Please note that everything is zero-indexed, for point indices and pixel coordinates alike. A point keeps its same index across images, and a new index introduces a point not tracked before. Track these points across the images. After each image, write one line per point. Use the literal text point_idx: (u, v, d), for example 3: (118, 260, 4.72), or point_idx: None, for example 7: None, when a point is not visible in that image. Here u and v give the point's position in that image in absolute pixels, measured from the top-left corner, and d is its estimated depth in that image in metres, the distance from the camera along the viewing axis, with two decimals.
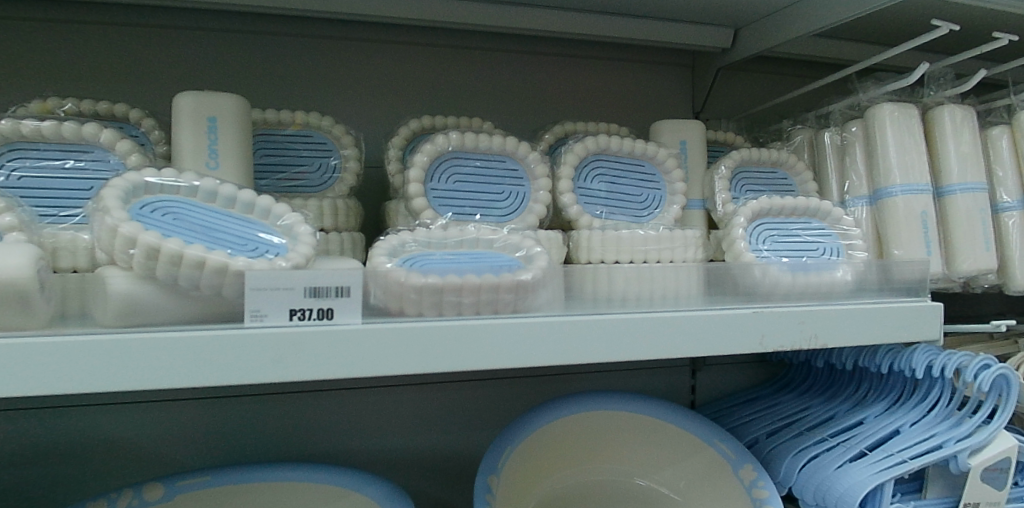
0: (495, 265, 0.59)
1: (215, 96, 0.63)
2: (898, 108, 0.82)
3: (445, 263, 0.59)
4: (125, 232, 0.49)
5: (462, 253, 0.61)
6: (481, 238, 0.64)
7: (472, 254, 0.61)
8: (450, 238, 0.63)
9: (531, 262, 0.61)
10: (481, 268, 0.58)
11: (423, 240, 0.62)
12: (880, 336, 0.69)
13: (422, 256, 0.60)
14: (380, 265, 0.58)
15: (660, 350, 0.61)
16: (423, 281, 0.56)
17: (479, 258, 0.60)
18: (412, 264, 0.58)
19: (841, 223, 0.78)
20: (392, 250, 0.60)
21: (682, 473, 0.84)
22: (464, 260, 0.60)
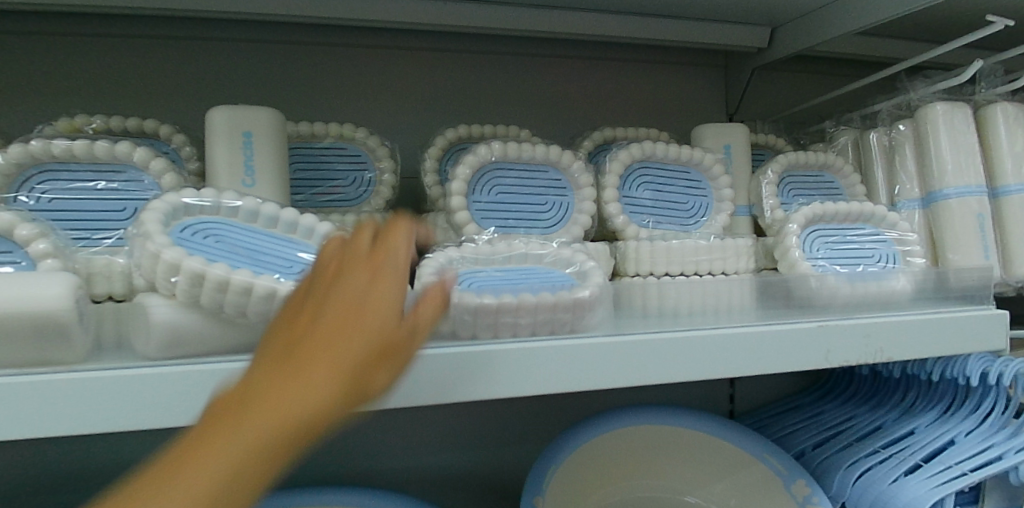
0: (549, 284, 0.56)
1: (250, 111, 0.61)
2: (951, 107, 0.79)
3: (497, 284, 0.56)
4: (168, 258, 0.46)
5: (513, 273, 0.58)
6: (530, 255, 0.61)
7: (524, 273, 0.58)
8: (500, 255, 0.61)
9: (586, 279, 0.58)
10: (535, 289, 0.55)
11: (472, 257, 0.60)
12: (946, 347, 0.66)
13: (473, 276, 0.57)
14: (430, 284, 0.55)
15: (722, 368, 0.58)
16: (477, 302, 0.53)
17: (532, 278, 0.58)
18: (464, 284, 0.55)
19: (897, 228, 0.75)
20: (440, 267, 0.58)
21: (733, 488, 0.79)
22: (517, 281, 0.57)
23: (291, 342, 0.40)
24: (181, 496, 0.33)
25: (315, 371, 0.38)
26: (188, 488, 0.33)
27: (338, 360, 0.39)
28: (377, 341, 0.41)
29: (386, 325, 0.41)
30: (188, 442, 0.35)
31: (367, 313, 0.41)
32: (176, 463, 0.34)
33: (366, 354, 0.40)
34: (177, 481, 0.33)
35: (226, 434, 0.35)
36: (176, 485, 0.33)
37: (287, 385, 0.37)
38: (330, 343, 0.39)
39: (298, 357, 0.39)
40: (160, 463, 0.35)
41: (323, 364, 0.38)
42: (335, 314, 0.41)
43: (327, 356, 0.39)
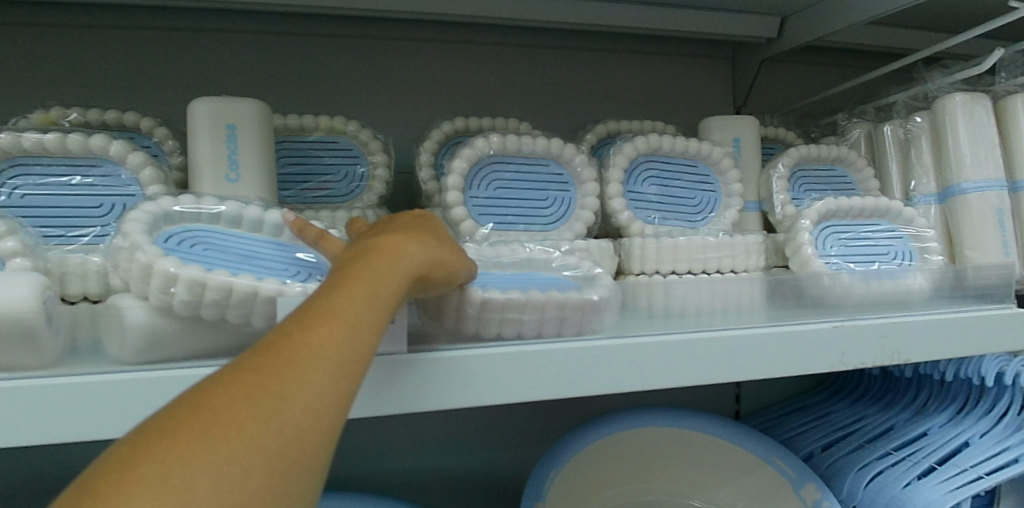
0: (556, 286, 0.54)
1: (233, 103, 0.58)
2: (972, 98, 0.75)
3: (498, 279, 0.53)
4: (141, 260, 0.43)
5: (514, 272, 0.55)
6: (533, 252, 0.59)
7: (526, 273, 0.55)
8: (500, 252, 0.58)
9: (592, 282, 0.56)
10: (541, 290, 0.53)
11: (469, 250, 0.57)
12: (966, 348, 0.63)
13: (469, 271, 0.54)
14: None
15: (733, 372, 0.55)
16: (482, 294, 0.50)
17: (537, 279, 0.55)
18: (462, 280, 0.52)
19: (914, 224, 0.72)
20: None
21: (740, 492, 0.75)
22: (518, 279, 0.54)
23: (372, 240, 0.41)
24: (308, 367, 0.32)
25: (405, 259, 0.40)
26: (315, 356, 0.32)
27: (422, 256, 0.41)
28: (444, 251, 0.44)
29: (447, 243, 0.45)
30: (292, 319, 0.34)
31: (431, 230, 0.45)
32: (290, 338, 0.33)
33: (439, 255, 0.43)
34: (301, 352, 0.32)
35: (336, 299, 0.35)
36: (301, 353, 0.32)
37: (383, 266, 0.38)
38: (412, 240, 0.42)
39: (385, 247, 0.40)
40: (266, 342, 0.33)
41: (412, 255, 0.40)
42: (404, 226, 0.44)
43: (412, 248, 0.41)
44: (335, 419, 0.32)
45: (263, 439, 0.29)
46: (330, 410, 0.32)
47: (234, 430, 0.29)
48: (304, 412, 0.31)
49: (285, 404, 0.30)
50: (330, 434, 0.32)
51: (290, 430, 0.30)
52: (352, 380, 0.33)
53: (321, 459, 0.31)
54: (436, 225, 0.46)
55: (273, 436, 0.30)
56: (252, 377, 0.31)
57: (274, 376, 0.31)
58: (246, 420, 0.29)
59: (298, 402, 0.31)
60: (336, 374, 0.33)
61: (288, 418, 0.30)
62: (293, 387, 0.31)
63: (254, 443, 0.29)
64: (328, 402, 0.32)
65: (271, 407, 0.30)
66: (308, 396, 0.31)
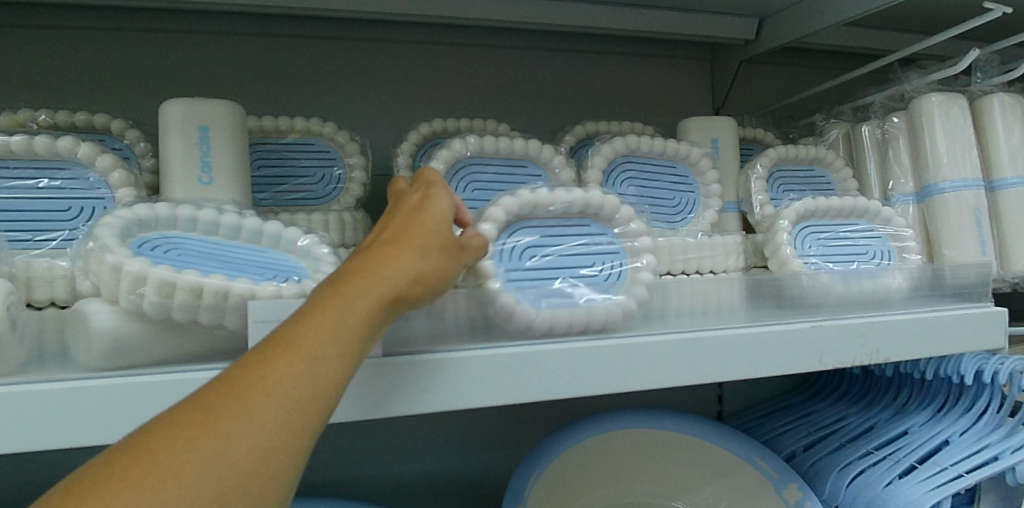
0: (600, 276, 0.59)
1: (207, 104, 0.57)
2: (947, 98, 0.76)
3: (552, 264, 0.58)
4: (110, 261, 0.42)
5: (569, 239, 0.60)
6: (593, 201, 0.60)
7: (580, 239, 0.60)
8: (561, 203, 0.59)
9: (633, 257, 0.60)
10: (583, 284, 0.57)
11: (532, 199, 0.58)
12: (944, 346, 0.63)
13: (527, 243, 0.58)
14: (492, 218, 0.56)
15: (712, 372, 0.54)
16: (514, 306, 0.52)
17: (591, 251, 0.60)
18: (521, 257, 0.57)
19: (892, 223, 0.72)
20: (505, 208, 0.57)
21: (723, 493, 0.75)
22: (573, 253, 0.59)
23: (352, 260, 0.40)
24: (260, 406, 0.31)
25: (383, 280, 0.39)
26: (269, 394, 0.32)
27: (402, 275, 0.40)
28: (436, 260, 0.42)
29: (442, 249, 0.43)
30: (256, 350, 0.34)
31: (427, 235, 0.43)
32: (247, 373, 0.32)
33: (428, 268, 0.41)
34: (254, 389, 0.32)
35: (300, 331, 0.34)
36: (255, 390, 0.32)
37: (358, 290, 0.37)
38: (392, 257, 0.40)
39: (364, 267, 0.39)
40: (225, 377, 0.32)
41: (388, 277, 0.39)
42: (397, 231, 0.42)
43: (390, 268, 0.39)
44: (287, 460, 0.32)
45: (203, 486, 0.29)
46: (281, 452, 0.31)
47: (171, 474, 0.28)
48: (250, 454, 0.30)
49: (230, 447, 0.30)
50: (280, 476, 0.31)
51: (233, 473, 0.30)
52: (311, 418, 0.33)
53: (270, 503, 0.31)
54: (439, 222, 0.45)
55: (214, 482, 0.29)
56: (201, 415, 0.30)
57: (221, 417, 0.30)
58: (187, 465, 0.29)
59: (245, 444, 0.30)
60: (291, 413, 0.32)
61: (232, 462, 0.30)
62: (240, 428, 0.30)
63: (192, 491, 0.28)
64: (278, 443, 0.31)
65: (214, 450, 0.30)
66: (255, 437, 0.31)
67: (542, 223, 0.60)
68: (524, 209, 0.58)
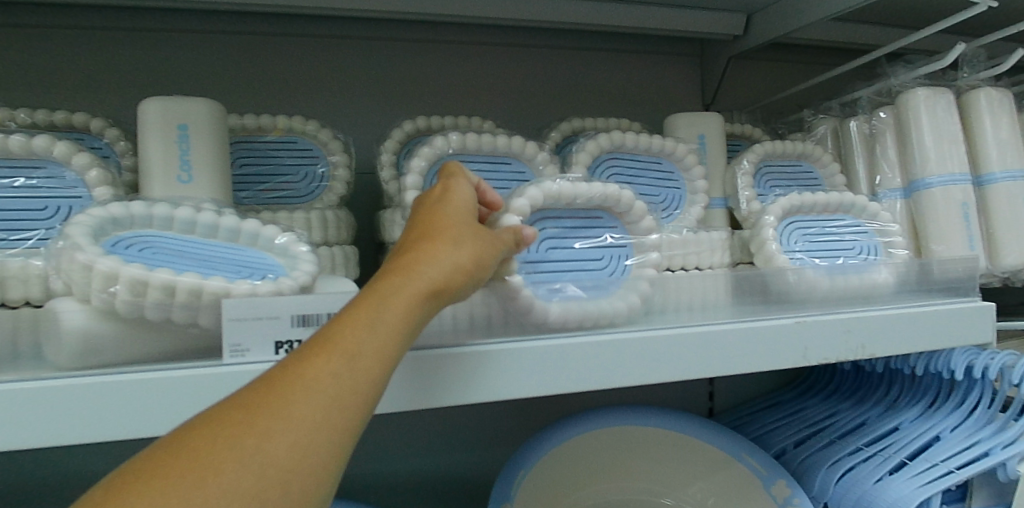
0: (610, 268, 0.60)
1: (186, 102, 0.57)
2: (933, 92, 0.76)
3: (564, 257, 0.59)
4: (81, 260, 0.42)
5: (583, 232, 0.60)
6: (614, 197, 0.60)
7: (593, 232, 0.60)
8: (583, 197, 0.58)
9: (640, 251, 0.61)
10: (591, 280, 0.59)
11: (555, 192, 0.57)
12: (931, 340, 0.63)
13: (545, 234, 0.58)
14: (518, 210, 0.54)
15: (695, 369, 0.54)
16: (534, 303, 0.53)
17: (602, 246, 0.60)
18: (537, 248, 0.58)
19: (878, 218, 0.72)
20: (530, 201, 0.56)
21: (711, 489, 0.74)
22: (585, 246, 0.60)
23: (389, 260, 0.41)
24: (298, 403, 0.32)
25: (419, 274, 0.39)
26: (306, 393, 0.33)
27: (438, 269, 0.40)
28: (470, 248, 0.43)
29: (475, 237, 0.44)
30: (298, 350, 0.35)
31: (459, 227, 0.43)
32: (287, 372, 0.33)
33: (464, 258, 0.42)
34: (293, 386, 0.33)
35: (338, 329, 0.35)
36: (293, 388, 0.33)
37: (394, 285, 0.38)
38: (426, 253, 0.41)
39: (399, 264, 0.40)
40: (266, 377, 0.34)
41: (424, 273, 0.40)
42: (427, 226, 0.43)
43: (424, 264, 0.40)
44: (329, 456, 0.32)
45: (243, 482, 0.30)
46: (320, 447, 0.32)
47: (212, 471, 0.29)
48: (288, 450, 0.31)
49: (269, 444, 0.31)
50: (319, 471, 0.32)
51: (272, 469, 0.31)
52: (351, 413, 0.34)
53: (308, 499, 0.31)
54: (464, 213, 0.45)
55: (254, 478, 0.30)
56: (241, 414, 0.31)
57: (260, 414, 0.32)
58: (225, 464, 0.30)
59: (284, 440, 0.31)
60: (330, 409, 0.33)
61: (271, 458, 0.31)
62: (277, 426, 0.31)
63: (232, 489, 0.29)
64: (317, 439, 0.32)
65: (253, 446, 0.31)
66: (293, 434, 0.31)
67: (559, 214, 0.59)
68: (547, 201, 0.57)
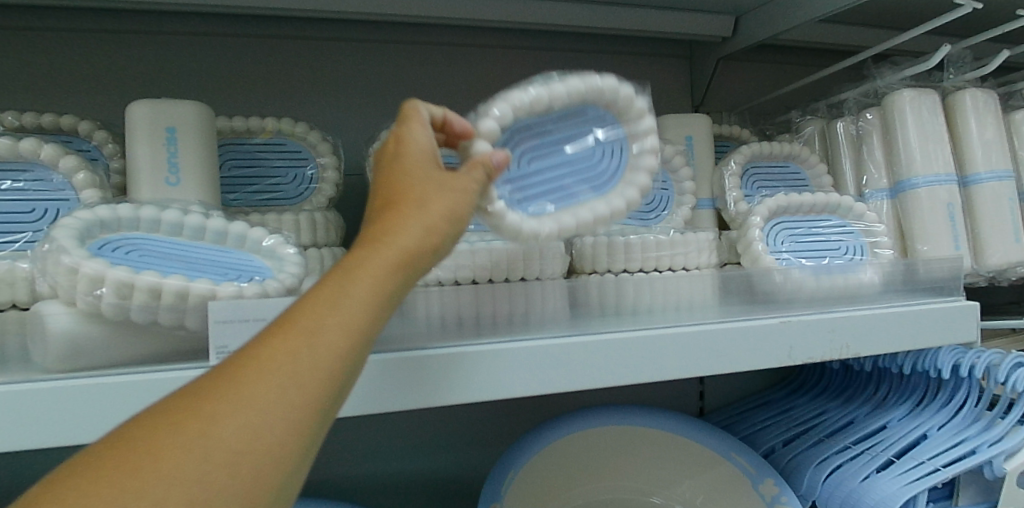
0: (611, 168, 0.54)
1: (174, 105, 0.57)
2: (919, 93, 0.76)
3: (554, 168, 0.53)
4: (66, 263, 0.42)
5: (570, 132, 0.53)
6: (596, 91, 0.52)
7: (582, 128, 0.54)
8: (561, 100, 0.51)
9: (642, 139, 0.54)
10: (586, 185, 0.53)
11: (528, 104, 0.50)
12: (916, 340, 0.63)
13: (526, 149, 0.52)
14: (489, 132, 0.48)
15: (681, 368, 0.54)
16: (526, 227, 0.50)
17: (592, 143, 0.54)
18: (520, 163, 0.52)
19: (864, 218, 0.73)
20: (501, 120, 0.49)
21: (700, 488, 0.75)
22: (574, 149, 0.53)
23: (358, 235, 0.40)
24: (250, 384, 0.32)
25: (384, 247, 0.38)
26: (262, 371, 0.33)
27: (402, 240, 0.39)
28: (439, 210, 0.41)
29: (446, 199, 0.42)
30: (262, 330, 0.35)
31: (428, 190, 0.42)
32: (245, 353, 0.34)
33: (432, 225, 0.40)
34: (247, 367, 0.33)
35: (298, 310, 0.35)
36: (247, 370, 0.33)
37: (355, 261, 0.37)
38: (391, 225, 0.40)
39: (365, 238, 0.39)
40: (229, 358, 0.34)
41: (386, 244, 0.38)
42: (393, 189, 0.42)
43: (387, 236, 0.39)
44: (286, 436, 0.32)
45: (189, 465, 0.30)
46: (272, 429, 0.32)
47: (158, 455, 0.30)
48: (238, 432, 0.31)
49: (218, 426, 0.31)
50: (272, 452, 0.32)
51: (221, 451, 0.31)
52: (306, 393, 0.33)
53: (262, 480, 0.31)
54: (433, 170, 0.43)
55: (200, 461, 0.30)
56: (195, 396, 0.32)
57: (212, 397, 0.32)
58: (176, 443, 0.30)
59: (232, 422, 0.31)
60: (282, 389, 0.33)
61: (219, 441, 0.31)
62: (228, 408, 0.32)
63: (182, 469, 0.30)
64: (269, 420, 0.32)
65: (200, 429, 0.31)
66: (243, 416, 0.32)
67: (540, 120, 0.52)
68: (522, 114, 0.50)
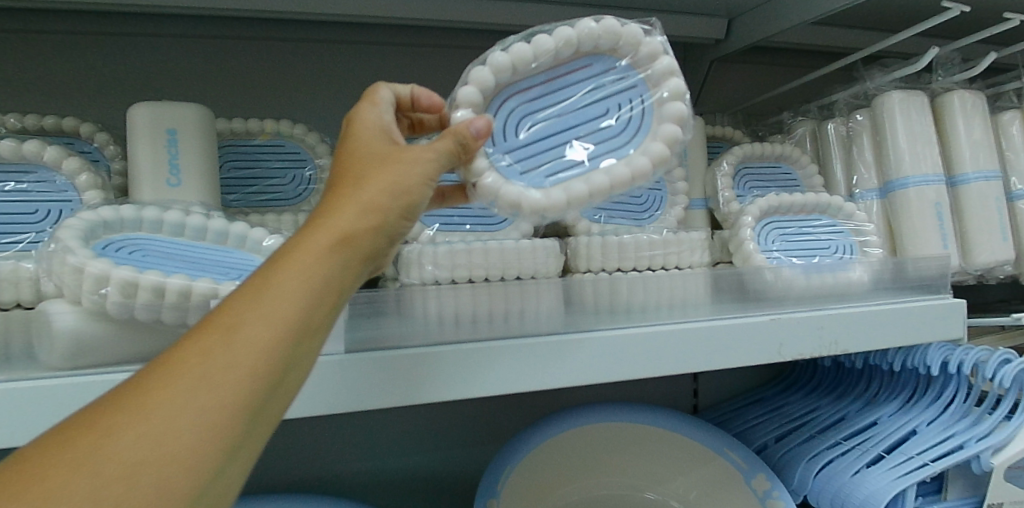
0: (624, 120, 0.51)
1: (174, 107, 0.58)
2: (908, 95, 0.78)
3: (558, 126, 0.51)
4: (72, 263, 0.43)
5: (571, 86, 0.52)
6: (583, 37, 0.50)
7: (585, 80, 0.52)
8: (545, 54, 0.50)
9: (656, 83, 0.51)
10: (594, 138, 0.51)
11: (505, 64, 0.50)
12: (903, 337, 0.65)
13: (523, 112, 0.51)
14: (467, 99, 0.50)
15: (673, 365, 0.56)
16: (521, 193, 0.49)
17: (596, 93, 0.51)
18: (520, 127, 0.51)
19: (854, 218, 0.74)
20: (480, 84, 0.50)
21: (694, 483, 0.77)
22: (579, 107, 0.51)
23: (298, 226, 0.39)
24: (165, 385, 0.31)
25: (317, 233, 0.37)
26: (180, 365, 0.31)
27: (337, 226, 0.37)
28: (379, 186, 0.39)
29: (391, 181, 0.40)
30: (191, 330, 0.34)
31: (372, 173, 0.40)
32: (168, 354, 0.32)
33: (372, 209, 0.39)
34: (165, 368, 0.31)
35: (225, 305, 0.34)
36: (165, 370, 0.31)
37: (286, 251, 0.36)
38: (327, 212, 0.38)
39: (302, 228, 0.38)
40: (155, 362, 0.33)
41: (320, 232, 0.37)
42: (337, 175, 0.41)
43: (322, 224, 0.37)
44: (207, 431, 0.31)
45: (97, 473, 0.29)
46: (190, 429, 0.30)
47: (65, 465, 0.29)
48: (150, 436, 0.30)
49: (129, 431, 0.30)
50: (190, 455, 0.30)
51: (131, 458, 0.29)
52: (227, 388, 0.32)
53: (179, 485, 0.30)
54: (380, 153, 0.41)
55: (109, 468, 0.29)
56: (111, 403, 0.31)
57: (127, 402, 0.30)
58: (83, 451, 0.29)
59: (145, 425, 0.30)
60: (201, 387, 0.31)
61: (129, 446, 0.29)
62: (140, 412, 0.30)
63: (89, 477, 0.28)
64: (186, 421, 0.30)
65: (109, 436, 0.29)
66: (156, 418, 0.30)
67: (531, 82, 0.51)
68: (504, 74, 0.50)
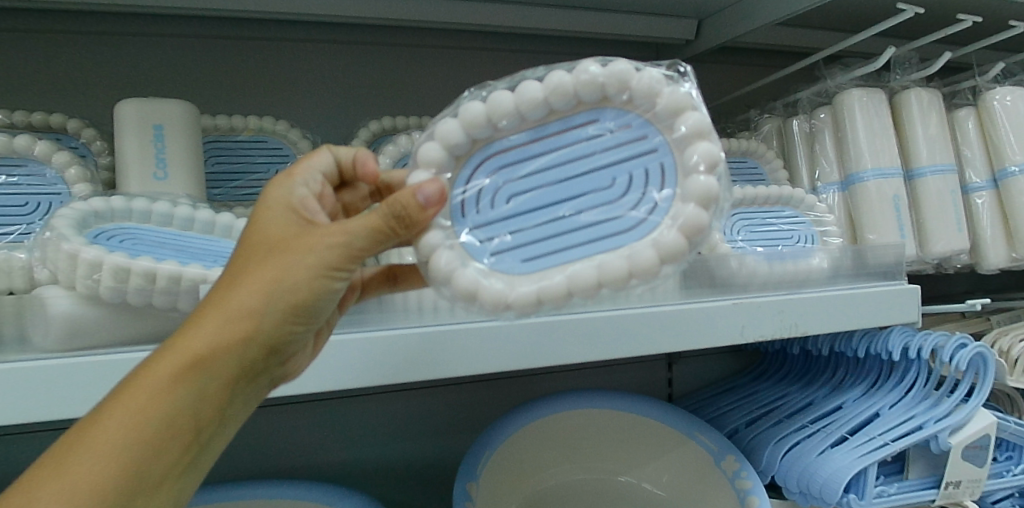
0: (621, 194, 0.46)
1: (160, 103, 0.60)
2: (866, 93, 0.81)
3: (540, 201, 0.46)
4: (66, 249, 0.45)
5: (562, 148, 0.46)
6: (581, 86, 0.45)
7: (580, 140, 0.46)
8: (530, 107, 0.45)
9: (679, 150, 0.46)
10: (579, 214, 0.46)
11: (481, 119, 0.45)
12: (859, 321, 0.68)
13: (502, 182, 0.46)
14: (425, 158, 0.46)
15: (642, 346, 0.59)
16: (479, 281, 0.45)
17: (590, 160, 0.46)
18: (496, 198, 0.46)
19: (815, 209, 0.78)
20: (447, 141, 0.46)
21: (667, 467, 0.80)
22: (569, 176, 0.46)
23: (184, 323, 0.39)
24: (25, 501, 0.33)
25: (184, 348, 0.37)
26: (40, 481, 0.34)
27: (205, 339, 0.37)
28: (254, 289, 0.38)
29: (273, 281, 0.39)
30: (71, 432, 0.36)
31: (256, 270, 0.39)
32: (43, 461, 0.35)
33: (245, 319, 0.38)
34: (34, 479, 0.34)
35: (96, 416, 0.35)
36: (32, 481, 0.34)
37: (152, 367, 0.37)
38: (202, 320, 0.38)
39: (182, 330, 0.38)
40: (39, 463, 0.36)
41: (185, 346, 0.37)
42: (233, 260, 0.40)
43: (191, 335, 0.37)
44: None
45: None
46: None
47: None
48: None
49: None
50: None
51: None
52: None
53: None
54: (273, 240, 0.40)
55: None
56: None
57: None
58: None
59: None
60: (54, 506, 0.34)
61: None
62: None
63: None
64: None
65: None
66: None
67: (511, 142, 0.46)
68: (479, 130, 0.46)
